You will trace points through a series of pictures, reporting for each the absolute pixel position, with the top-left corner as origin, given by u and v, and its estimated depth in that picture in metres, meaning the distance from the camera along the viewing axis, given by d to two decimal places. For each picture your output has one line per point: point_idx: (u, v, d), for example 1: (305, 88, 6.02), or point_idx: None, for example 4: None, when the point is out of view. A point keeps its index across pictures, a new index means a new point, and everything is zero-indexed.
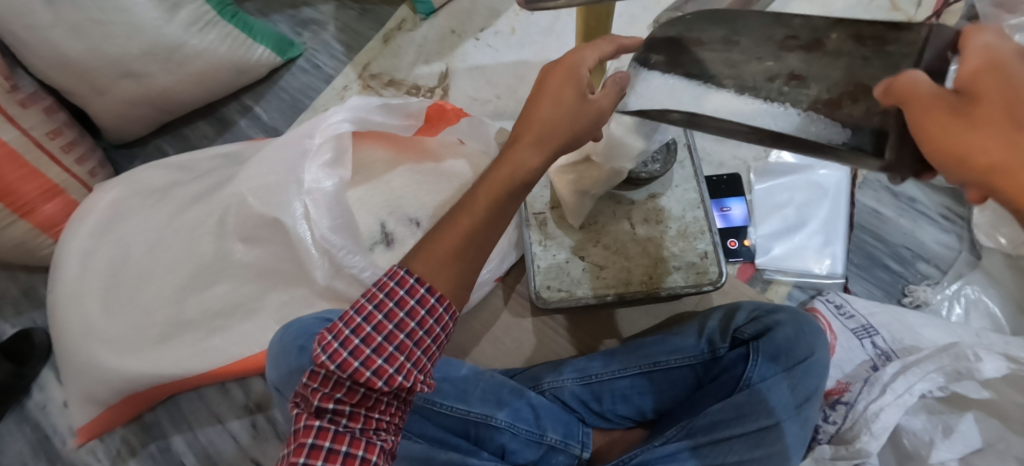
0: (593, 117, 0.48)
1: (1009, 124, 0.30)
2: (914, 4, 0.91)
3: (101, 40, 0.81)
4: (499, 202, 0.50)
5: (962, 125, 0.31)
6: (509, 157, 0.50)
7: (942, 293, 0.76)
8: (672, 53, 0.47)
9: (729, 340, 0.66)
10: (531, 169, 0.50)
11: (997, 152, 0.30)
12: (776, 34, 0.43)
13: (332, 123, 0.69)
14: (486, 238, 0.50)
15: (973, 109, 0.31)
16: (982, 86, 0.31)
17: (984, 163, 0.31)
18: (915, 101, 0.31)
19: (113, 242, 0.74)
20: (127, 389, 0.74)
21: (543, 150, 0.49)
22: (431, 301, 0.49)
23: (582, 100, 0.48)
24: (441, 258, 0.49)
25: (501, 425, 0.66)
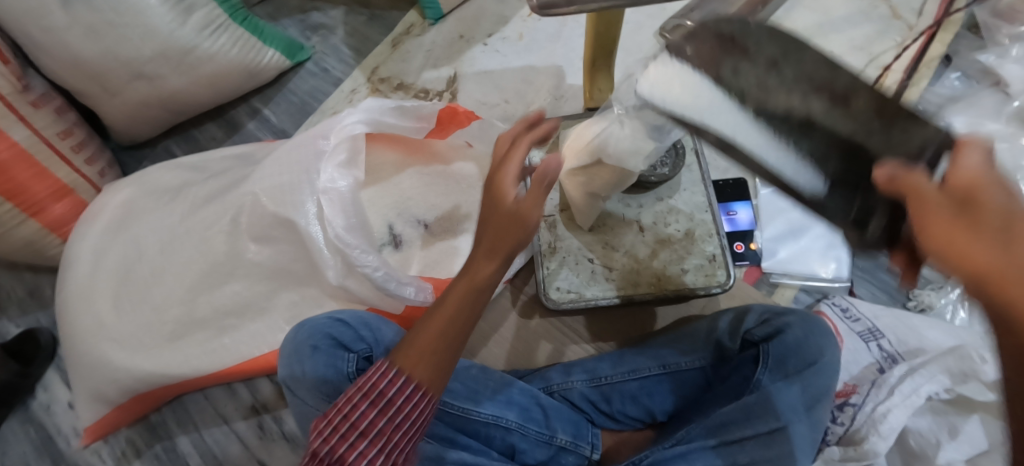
0: (526, 227, 0.49)
1: (999, 233, 0.33)
2: (915, 13, 0.92)
3: (115, 42, 0.82)
4: (468, 305, 0.49)
5: (956, 233, 0.34)
6: (473, 268, 0.50)
7: (946, 298, 0.76)
8: (720, 52, 0.44)
9: (738, 342, 0.66)
10: (491, 276, 0.50)
11: (989, 256, 0.33)
12: (812, 78, 0.43)
13: (347, 125, 0.71)
14: (460, 335, 0.49)
15: (969, 215, 0.34)
16: (979, 194, 0.35)
17: (978, 264, 0.33)
18: (918, 192, 0.36)
19: (126, 240, 0.75)
20: (136, 388, 0.74)
21: (499, 259, 0.50)
22: (408, 391, 0.47)
23: (511, 211, 0.49)
24: (425, 351, 0.48)
25: (512, 426, 0.66)
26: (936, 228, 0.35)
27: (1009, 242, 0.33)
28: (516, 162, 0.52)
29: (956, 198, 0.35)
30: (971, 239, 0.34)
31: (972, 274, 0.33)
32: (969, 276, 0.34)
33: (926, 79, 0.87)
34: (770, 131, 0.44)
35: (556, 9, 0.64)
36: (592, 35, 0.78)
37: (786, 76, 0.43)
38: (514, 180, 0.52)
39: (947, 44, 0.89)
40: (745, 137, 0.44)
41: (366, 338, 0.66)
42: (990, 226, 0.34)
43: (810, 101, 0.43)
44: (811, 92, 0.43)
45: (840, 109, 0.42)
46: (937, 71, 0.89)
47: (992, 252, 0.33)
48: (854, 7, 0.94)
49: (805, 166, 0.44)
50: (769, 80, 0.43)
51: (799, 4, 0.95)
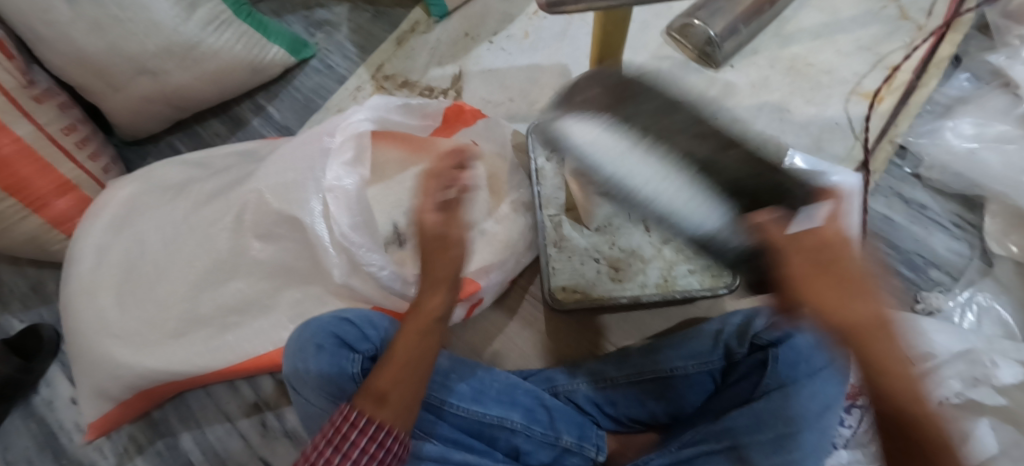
0: (456, 250, 0.59)
1: (849, 285, 0.39)
2: (924, 13, 0.91)
3: (119, 38, 0.81)
4: (426, 339, 0.57)
5: (816, 284, 0.39)
6: (422, 306, 0.58)
7: (954, 300, 0.75)
8: (615, 96, 0.49)
9: (746, 346, 0.66)
10: (440, 306, 0.58)
11: (843, 308, 0.39)
12: (696, 125, 0.47)
13: (353, 123, 0.71)
14: (424, 367, 0.55)
15: (829, 267, 0.39)
16: (832, 249, 0.40)
17: (837, 316, 0.39)
18: (791, 248, 0.40)
19: (130, 237, 0.74)
20: (139, 385, 0.73)
21: (442, 290, 0.59)
22: (372, 429, 0.50)
23: (439, 234, 0.58)
24: (391, 383, 0.53)
25: (517, 428, 0.65)
26: (806, 281, 0.39)
27: (852, 292, 0.39)
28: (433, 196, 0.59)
29: (810, 253, 0.40)
30: (835, 297, 0.39)
31: (842, 321, 0.39)
32: (836, 322, 0.39)
33: (936, 80, 0.87)
34: (661, 162, 0.47)
35: (565, 6, 0.63)
36: (599, 33, 0.77)
37: (672, 121, 0.47)
38: (432, 206, 0.58)
39: (957, 44, 0.88)
40: (635, 175, 0.48)
41: (371, 337, 0.66)
42: (836, 280, 0.39)
43: (685, 139, 0.47)
44: (695, 135, 0.47)
45: (717, 156, 0.46)
46: (946, 72, 0.88)
47: (854, 306, 0.39)
48: (863, 7, 0.93)
49: (695, 199, 0.46)
50: (654, 121, 0.47)
51: (807, 4, 0.95)
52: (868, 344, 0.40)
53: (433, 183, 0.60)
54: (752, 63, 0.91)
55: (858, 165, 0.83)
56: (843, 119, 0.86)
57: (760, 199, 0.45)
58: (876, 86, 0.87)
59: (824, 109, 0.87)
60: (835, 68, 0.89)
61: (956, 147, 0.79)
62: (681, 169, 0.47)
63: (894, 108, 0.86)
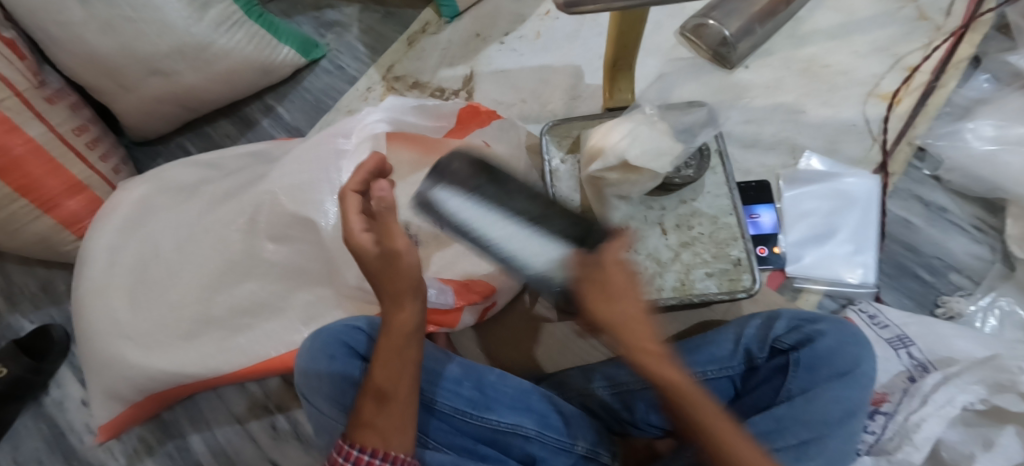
0: (408, 269, 0.51)
1: (630, 300, 0.47)
2: (942, 14, 0.90)
3: (132, 38, 0.81)
4: (401, 355, 0.53)
5: (602, 304, 0.46)
6: (390, 324, 0.53)
7: (976, 304, 0.75)
8: (467, 169, 0.57)
9: (767, 350, 0.65)
10: (410, 319, 0.52)
11: (630, 316, 0.47)
12: (528, 191, 0.55)
13: (368, 123, 0.71)
14: (405, 384, 0.53)
15: (609, 289, 0.47)
16: (614, 273, 0.47)
17: (618, 324, 0.46)
18: (588, 277, 0.47)
19: (142, 238, 0.74)
20: (150, 387, 0.73)
21: (408, 302, 0.52)
22: (366, 456, 0.50)
23: (381, 254, 0.50)
24: (374, 410, 0.52)
25: (531, 434, 0.64)
26: (598, 303, 0.47)
27: (631, 304, 0.47)
28: (353, 221, 0.52)
29: (594, 281, 0.47)
30: (615, 317, 0.46)
31: (621, 329, 0.47)
32: (614, 328, 0.47)
33: (955, 81, 0.85)
34: (508, 219, 0.52)
35: (581, 7, 0.62)
36: (614, 33, 0.76)
37: (509, 190, 0.55)
38: (361, 225, 0.52)
39: (976, 45, 0.87)
40: (493, 230, 0.52)
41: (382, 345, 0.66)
42: (618, 296, 0.47)
43: (525, 201, 0.54)
44: (528, 199, 0.54)
45: (548, 213, 0.53)
46: (966, 73, 0.87)
47: (624, 314, 0.46)
48: (879, 7, 0.92)
49: (540, 247, 0.51)
50: (496, 189, 0.54)
51: (822, 4, 0.94)
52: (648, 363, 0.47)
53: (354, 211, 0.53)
54: (767, 64, 0.90)
55: (875, 167, 0.83)
56: (860, 120, 0.85)
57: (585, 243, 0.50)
58: (893, 87, 0.86)
59: (840, 111, 0.86)
60: (851, 69, 0.88)
61: (976, 150, 0.77)
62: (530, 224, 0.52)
63: (913, 110, 0.85)
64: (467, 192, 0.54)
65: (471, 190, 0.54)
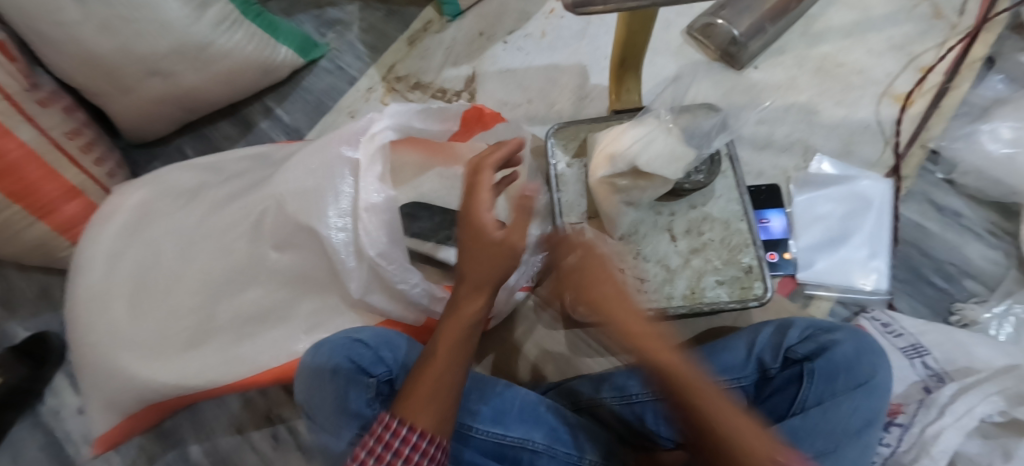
0: (508, 253, 0.54)
1: (490, 247, 0.54)
2: (958, 12, 0.88)
3: (129, 38, 0.79)
4: (461, 342, 0.54)
5: (476, 256, 0.54)
6: (459, 309, 0.55)
7: (990, 312, 0.73)
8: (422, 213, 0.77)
9: (780, 360, 0.63)
10: (476, 313, 0.55)
11: (486, 267, 0.54)
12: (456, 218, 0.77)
13: (377, 132, 0.67)
14: (454, 377, 0.53)
15: (486, 237, 0.54)
16: (511, 232, 0.54)
17: (473, 265, 0.54)
18: (470, 230, 0.55)
19: (140, 245, 0.72)
20: (149, 399, 0.71)
21: (483, 294, 0.55)
22: (414, 437, 0.49)
23: (500, 239, 0.54)
24: (425, 393, 0.51)
25: (539, 449, 0.63)
26: (472, 247, 0.54)
27: (495, 244, 0.54)
28: (485, 190, 0.56)
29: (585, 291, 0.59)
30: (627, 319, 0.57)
31: (495, 276, 0.55)
32: (474, 272, 0.54)
33: (969, 82, 0.84)
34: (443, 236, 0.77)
35: (591, 6, 0.61)
36: (623, 33, 0.74)
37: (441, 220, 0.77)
38: (488, 203, 0.55)
39: (990, 45, 0.85)
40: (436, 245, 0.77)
41: (386, 360, 0.64)
42: (491, 247, 0.54)
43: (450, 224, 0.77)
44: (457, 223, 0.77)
45: None
46: (980, 73, 0.85)
47: (490, 266, 0.54)
48: (893, 5, 0.90)
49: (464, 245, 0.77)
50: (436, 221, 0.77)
51: (835, 2, 0.92)
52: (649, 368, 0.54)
53: (483, 174, 0.57)
54: (779, 63, 0.88)
55: (889, 170, 0.81)
56: (873, 122, 0.83)
57: None
58: (908, 88, 0.85)
59: (853, 112, 0.84)
60: (865, 69, 0.86)
61: (992, 151, 0.75)
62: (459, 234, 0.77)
63: (927, 111, 0.83)
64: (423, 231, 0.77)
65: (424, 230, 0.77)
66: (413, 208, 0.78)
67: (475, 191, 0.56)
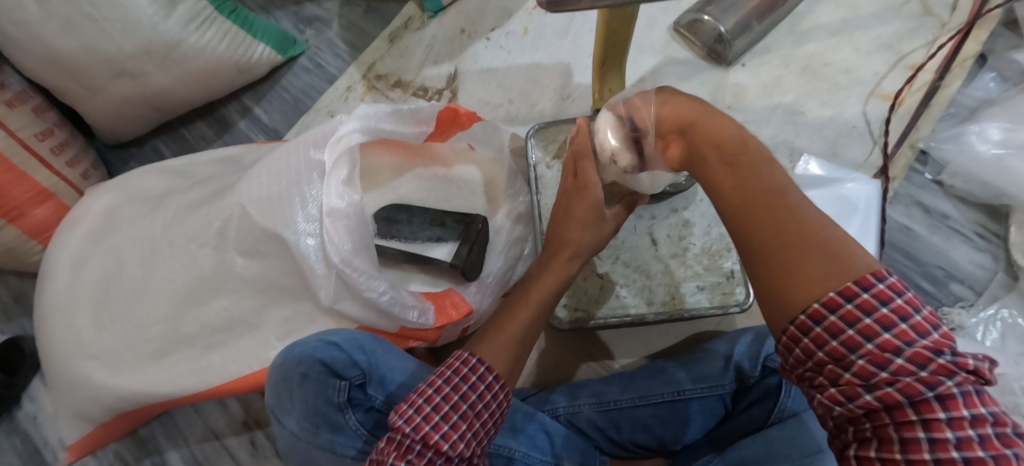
0: (604, 227, 0.60)
1: (586, 219, 0.59)
2: (948, 9, 0.86)
3: (95, 38, 0.77)
4: (547, 302, 0.60)
5: (572, 228, 0.59)
6: (547, 266, 0.60)
7: (977, 317, 0.72)
8: (391, 216, 0.76)
9: (759, 369, 0.64)
10: (558, 279, 0.60)
11: (580, 235, 0.59)
12: (431, 216, 0.76)
13: (343, 135, 0.66)
14: (532, 335, 0.58)
15: (587, 198, 0.58)
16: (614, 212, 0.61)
17: (570, 236, 0.60)
18: (580, 193, 0.59)
19: (106, 252, 0.71)
20: (119, 407, 0.70)
21: (575, 263, 0.60)
22: (490, 378, 0.51)
23: (599, 212, 0.59)
24: (505, 342, 0.56)
25: (516, 456, 0.62)
26: (571, 221, 0.59)
27: (598, 217, 0.59)
28: (593, 169, 0.58)
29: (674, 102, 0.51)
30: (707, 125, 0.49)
31: (578, 249, 0.60)
32: (570, 241, 0.60)
33: (959, 81, 0.82)
34: (420, 235, 0.75)
35: (567, 6, 0.58)
36: (602, 31, 0.72)
37: (413, 219, 0.75)
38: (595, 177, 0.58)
39: (982, 42, 0.83)
40: (414, 244, 0.76)
41: (360, 363, 0.62)
42: (584, 216, 0.59)
43: (424, 220, 0.76)
44: (431, 222, 0.75)
45: (445, 226, 0.75)
46: (971, 72, 0.83)
47: (582, 235, 0.59)
48: (883, 1, 0.88)
49: (443, 242, 0.75)
50: (410, 222, 0.75)
51: None
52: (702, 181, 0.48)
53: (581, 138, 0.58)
54: (764, 62, 0.86)
55: (876, 171, 0.79)
56: (860, 122, 0.82)
57: (466, 232, 0.74)
58: (897, 86, 0.83)
59: (839, 112, 0.83)
60: (852, 68, 0.85)
61: (982, 153, 0.74)
62: (434, 232, 0.75)
63: (916, 109, 0.81)
64: (399, 236, 0.76)
65: (399, 234, 0.76)
66: (391, 212, 0.76)
67: (581, 159, 0.58)
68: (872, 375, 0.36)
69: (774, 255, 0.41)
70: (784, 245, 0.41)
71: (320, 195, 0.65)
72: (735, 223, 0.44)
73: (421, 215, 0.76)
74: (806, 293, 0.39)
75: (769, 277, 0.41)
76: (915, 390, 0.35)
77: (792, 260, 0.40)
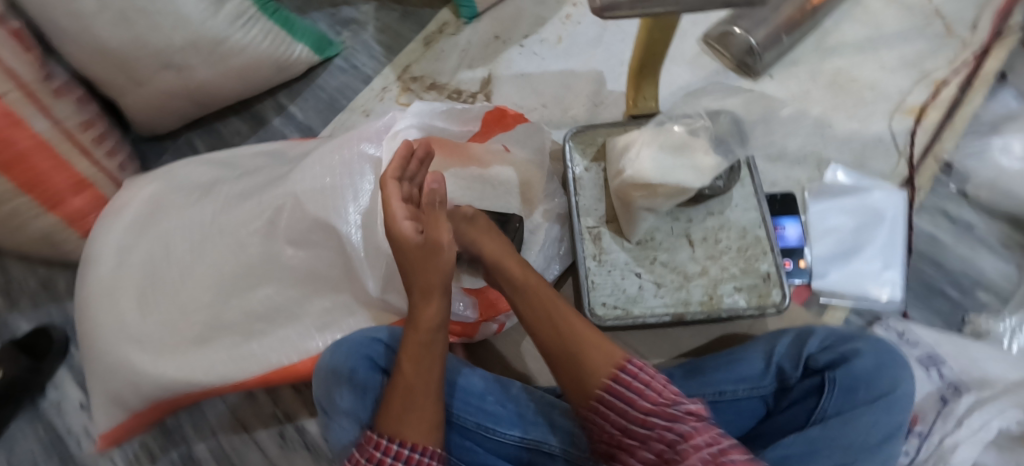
0: (439, 255, 0.55)
1: (422, 254, 0.55)
2: (970, 28, 0.89)
3: (145, 31, 0.78)
4: (424, 353, 0.53)
5: (417, 270, 0.54)
6: (417, 319, 0.54)
7: (1005, 324, 0.73)
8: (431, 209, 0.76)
9: (800, 369, 0.63)
10: (436, 316, 0.54)
11: (431, 273, 0.54)
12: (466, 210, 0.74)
13: (400, 130, 0.71)
14: (425, 387, 0.52)
15: (402, 231, 0.56)
16: (438, 236, 0.55)
17: (421, 279, 0.54)
18: (394, 238, 0.56)
19: (152, 239, 0.72)
20: (155, 395, 0.70)
21: (434, 298, 0.54)
22: (400, 449, 0.49)
23: (418, 242, 0.55)
24: (399, 411, 0.51)
25: (555, 452, 0.63)
26: (410, 260, 0.55)
27: (426, 244, 0.55)
28: (395, 200, 0.57)
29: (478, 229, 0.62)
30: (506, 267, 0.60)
31: (428, 285, 0.54)
32: (414, 282, 0.54)
33: (982, 97, 0.85)
34: None
35: (618, 11, 0.58)
36: (644, 38, 0.74)
37: None
38: (402, 212, 0.57)
39: (1003, 61, 0.86)
40: None
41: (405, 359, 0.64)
42: (417, 253, 0.55)
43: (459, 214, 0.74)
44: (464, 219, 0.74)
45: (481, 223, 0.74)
46: (992, 89, 0.86)
47: (429, 273, 0.54)
48: (907, 20, 0.91)
49: None
50: None
51: (849, 16, 0.93)
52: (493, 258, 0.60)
53: (392, 180, 0.59)
54: (792, 75, 0.89)
55: (902, 181, 0.82)
56: (887, 134, 0.84)
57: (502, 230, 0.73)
58: (922, 101, 0.86)
59: (866, 124, 0.85)
60: (879, 82, 0.87)
61: None
62: None
63: (940, 124, 0.84)
64: None
65: None
66: None
67: (387, 202, 0.58)
68: (670, 438, 0.47)
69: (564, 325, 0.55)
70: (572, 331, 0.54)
71: (375, 187, 0.68)
72: (527, 306, 0.57)
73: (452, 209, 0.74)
74: (599, 361, 0.52)
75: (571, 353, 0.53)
76: (708, 442, 0.46)
77: (573, 329, 0.54)
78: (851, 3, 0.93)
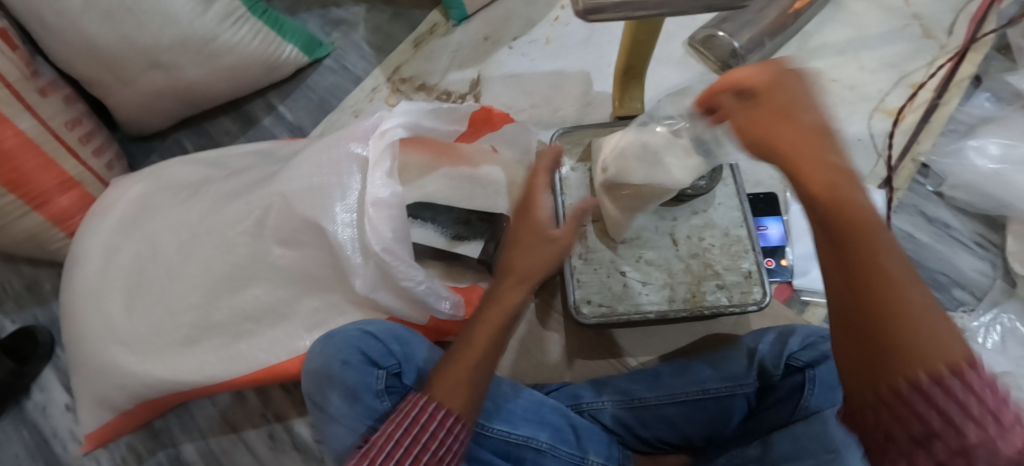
0: (553, 248, 0.56)
1: (531, 244, 0.56)
2: (946, 33, 0.91)
3: (132, 29, 0.78)
4: (495, 333, 0.54)
5: (520, 257, 0.56)
6: (501, 297, 0.55)
7: (978, 320, 0.75)
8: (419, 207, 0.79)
9: (782, 368, 0.64)
10: (516, 305, 0.55)
11: (534, 267, 0.56)
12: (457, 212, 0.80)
13: (388, 130, 0.68)
14: (485, 367, 0.53)
15: (534, 220, 0.57)
16: (562, 239, 0.56)
17: (517, 265, 0.56)
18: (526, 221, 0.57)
19: (140, 238, 0.72)
20: (143, 395, 0.70)
21: (524, 288, 0.56)
22: (443, 415, 0.50)
23: (547, 237, 0.56)
24: (457, 380, 0.51)
25: (543, 447, 0.64)
26: (518, 248, 0.57)
27: (547, 241, 0.56)
28: (542, 191, 0.58)
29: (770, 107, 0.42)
30: (807, 166, 0.39)
31: (521, 276, 0.56)
32: (510, 267, 0.56)
33: (957, 99, 0.87)
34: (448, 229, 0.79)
35: (601, 14, 0.58)
36: (628, 39, 0.75)
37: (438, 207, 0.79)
38: (546, 202, 0.58)
39: (977, 65, 0.89)
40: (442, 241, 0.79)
41: (396, 353, 0.62)
42: (531, 243, 0.56)
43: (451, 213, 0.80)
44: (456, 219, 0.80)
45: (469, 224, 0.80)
46: (967, 91, 0.88)
47: (535, 268, 0.56)
48: (887, 23, 0.93)
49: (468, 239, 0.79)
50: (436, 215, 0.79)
51: (832, 20, 0.95)
52: (808, 174, 0.39)
53: (540, 174, 0.59)
54: None
55: (880, 181, 0.84)
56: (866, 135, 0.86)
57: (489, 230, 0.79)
58: (900, 103, 0.88)
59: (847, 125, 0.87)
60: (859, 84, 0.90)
61: (981, 168, 0.78)
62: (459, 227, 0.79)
63: (916, 126, 0.86)
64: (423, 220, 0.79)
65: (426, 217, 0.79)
66: (416, 209, 0.79)
67: (533, 192, 0.58)
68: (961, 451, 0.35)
69: (896, 312, 0.36)
70: (880, 284, 0.37)
71: (362, 187, 0.68)
72: (829, 233, 0.39)
73: (444, 208, 0.80)
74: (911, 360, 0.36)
75: (870, 334, 0.37)
76: None
77: (884, 317, 0.37)
78: (833, 7, 0.96)
